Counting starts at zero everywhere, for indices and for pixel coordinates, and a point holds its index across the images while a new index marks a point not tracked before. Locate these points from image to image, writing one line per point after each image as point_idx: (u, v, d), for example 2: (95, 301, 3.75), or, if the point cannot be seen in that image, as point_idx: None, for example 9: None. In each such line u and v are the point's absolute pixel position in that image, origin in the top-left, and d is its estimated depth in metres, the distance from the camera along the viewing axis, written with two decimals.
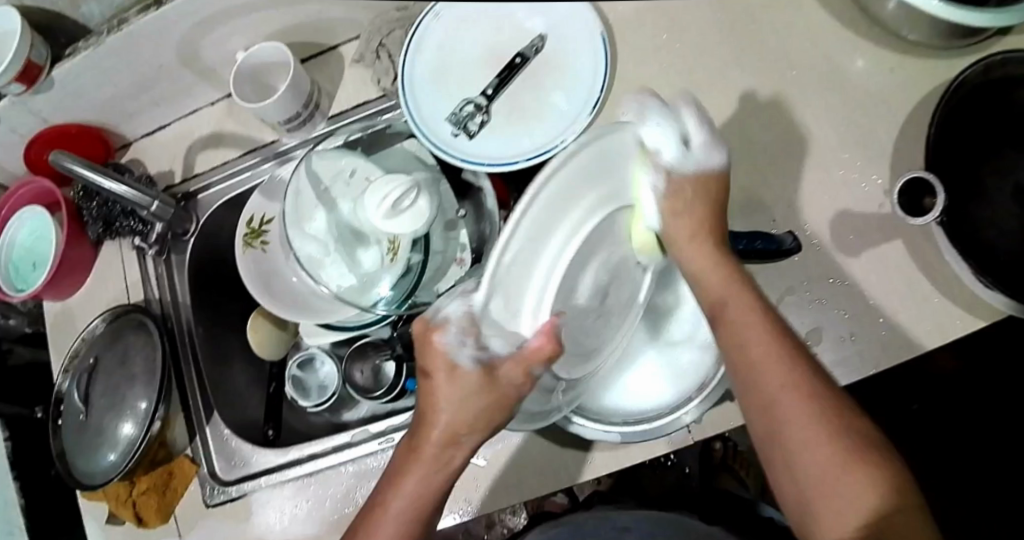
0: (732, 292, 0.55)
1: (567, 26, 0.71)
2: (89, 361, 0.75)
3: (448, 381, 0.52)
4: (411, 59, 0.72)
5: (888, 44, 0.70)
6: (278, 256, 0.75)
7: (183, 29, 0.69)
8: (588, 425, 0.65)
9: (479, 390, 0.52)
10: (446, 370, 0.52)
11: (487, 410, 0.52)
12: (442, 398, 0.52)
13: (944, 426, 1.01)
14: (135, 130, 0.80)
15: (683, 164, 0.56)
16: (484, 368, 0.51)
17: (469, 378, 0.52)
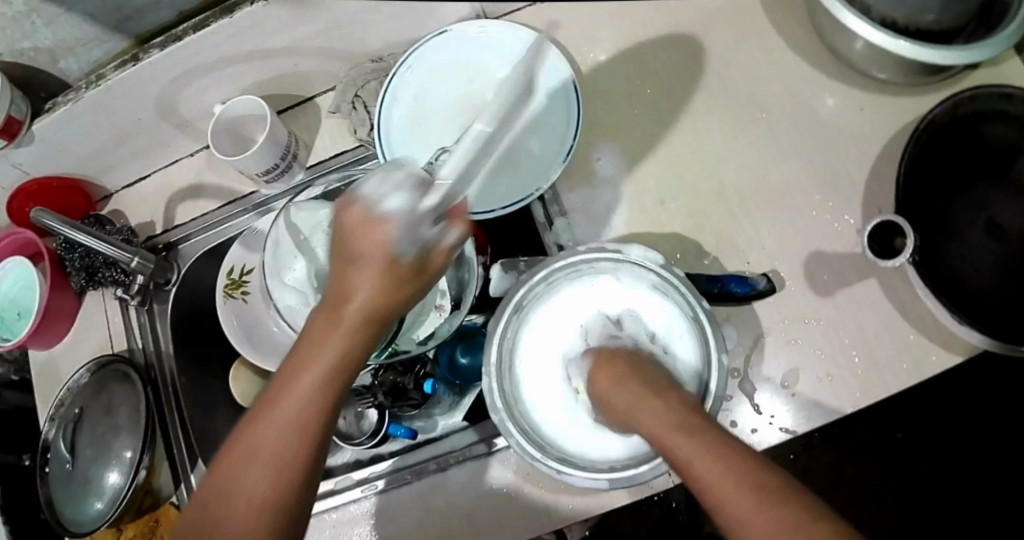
0: (663, 422, 0.51)
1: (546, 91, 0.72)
2: (75, 410, 0.75)
3: (374, 261, 0.46)
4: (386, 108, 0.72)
5: (858, 84, 0.71)
6: (259, 306, 0.75)
7: (162, 83, 0.70)
8: (576, 474, 0.62)
9: (365, 246, 0.46)
10: (342, 221, 0.48)
11: (361, 272, 0.46)
12: (373, 272, 0.45)
13: (926, 458, 0.96)
14: (116, 183, 0.81)
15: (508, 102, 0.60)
16: (373, 217, 0.46)
17: (354, 238, 0.47)
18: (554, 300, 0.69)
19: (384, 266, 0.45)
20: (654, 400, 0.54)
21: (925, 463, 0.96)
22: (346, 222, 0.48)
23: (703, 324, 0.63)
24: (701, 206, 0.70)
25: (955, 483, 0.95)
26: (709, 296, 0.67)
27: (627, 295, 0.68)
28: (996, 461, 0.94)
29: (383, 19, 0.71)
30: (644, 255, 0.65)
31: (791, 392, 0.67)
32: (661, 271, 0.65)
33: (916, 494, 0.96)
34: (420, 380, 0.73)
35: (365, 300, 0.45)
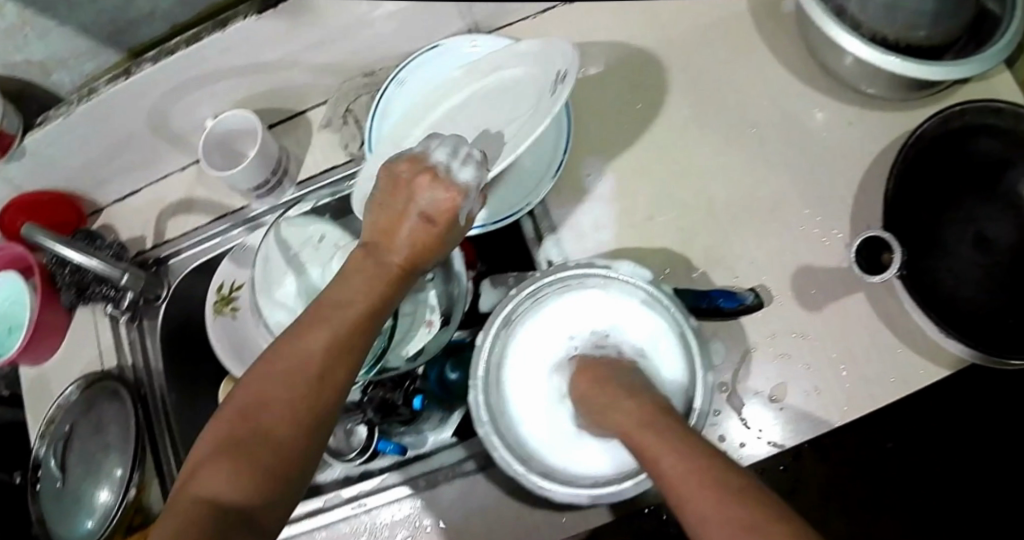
0: (639, 428, 0.55)
1: (558, 87, 0.62)
2: (65, 428, 0.75)
3: (425, 207, 0.52)
4: (377, 127, 0.72)
5: (847, 99, 0.71)
6: (248, 321, 0.74)
7: (154, 97, 0.70)
8: (557, 489, 0.62)
9: (428, 203, 0.52)
10: (399, 174, 0.54)
11: (416, 228, 0.52)
12: (424, 214, 0.52)
13: (925, 467, 0.89)
14: (108, 197, 0.81)
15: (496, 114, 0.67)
16: (437, 182, 0.53)
17: (412, 194, 0.53)
18: (540, 312, 0.69)
19: (438, 213, 0.52)
20: (631, 406, 0.57)
21: (933, 484, 0.89)
22: (405, 178, 0.54)
23: (689, 337, 0.64)
24: (690, 221, 0.71)
25: (959, 514, 0.89)
26: (697, 310, 0.67)
27: (614, 309, 0.68)
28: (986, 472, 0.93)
29: (374, 33, 0.71)
30: (634, 270, 0.66)
31: (779, 406, 0.67)
32: (651, 289, 0.65)
33: (922, 520, 0.89)
34: (410, 396, 0.74)
35: (413, 251, 0.52)
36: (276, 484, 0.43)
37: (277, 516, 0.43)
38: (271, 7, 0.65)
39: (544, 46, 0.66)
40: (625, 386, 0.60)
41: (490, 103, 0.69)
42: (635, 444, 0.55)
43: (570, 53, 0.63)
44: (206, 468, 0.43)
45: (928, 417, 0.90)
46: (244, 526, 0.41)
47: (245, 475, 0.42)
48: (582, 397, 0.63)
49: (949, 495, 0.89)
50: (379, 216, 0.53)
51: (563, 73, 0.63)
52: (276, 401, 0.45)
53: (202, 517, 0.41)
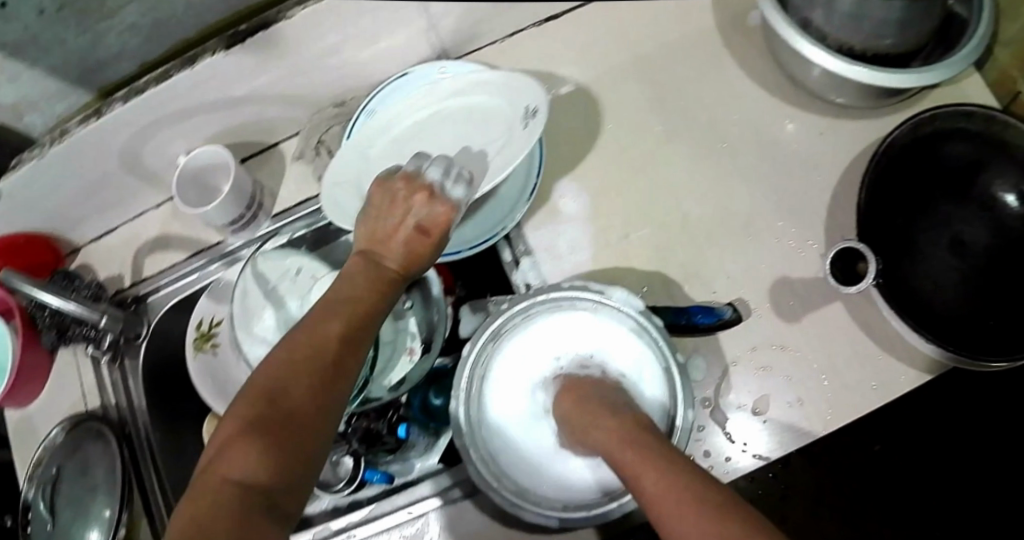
0: (620, 449, 0.55)
1: (530, 124, 0.65)
2: (52, 470, 0.75)
3: (422, 217, 0.54)
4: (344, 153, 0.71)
5: (817, 110, 0.71)
6: (229, 358, 0.75)
7: (126, 136, 0.70)
8: (530, 510, 0.63)
9: (423, 215, 0.54)
10: (395, 189, 0.56)
11: (412, 238, 0.54)
12: (420, 223, 0.54)
13: (912, 468, 0.89)
14: (85, 236, 0.80)
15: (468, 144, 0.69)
16: (431, 196, 0.55)
17: (408, 207, 0.55)
18: (523, 333, 0.69)
19: (433, 222, 0.54)
20: (615, 426, 0.57)
21: (923, 486, 0.89)
22: (399, 192, 0.56)
23: (667, 355, 0.64)
24: (665, 237, 0.71)
25: (953, 516, 0.88)
26: (676, 327, 0.67)
27: (596, 331, 0.68)
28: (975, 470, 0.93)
29: (346, 63, 0.71)
30: (628, 300, 0.65)
31: (762, 418, 0.67)
32: (640, 318, 0.65)
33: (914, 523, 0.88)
34: (394, 424, 0.74)
35: (408, 260, 0.54)
36: (293, 470, 0.43)
37: (294, 502, 0.42)
38: (240, 42, 0.65)
39: (508, 78, 0.69)
40: (610, 407, 0.60)
41: (457, 131, 0.71)
42: (619, 464, 0.55)
43: (539, 92, 0.66)
44: (227, 450, 0.42)
45: (914, 418, 0.90)
46: (266, 509, 0.40)
47: (266, 458, 0.42)
48: (568, 412, 0.63)
49: (940, 496, 0.89)
50: (375, 227, 0.55)
51: (533, 109, 0.66)
52: (293, 388, 0.45)
53: (225, 498, 0.40)
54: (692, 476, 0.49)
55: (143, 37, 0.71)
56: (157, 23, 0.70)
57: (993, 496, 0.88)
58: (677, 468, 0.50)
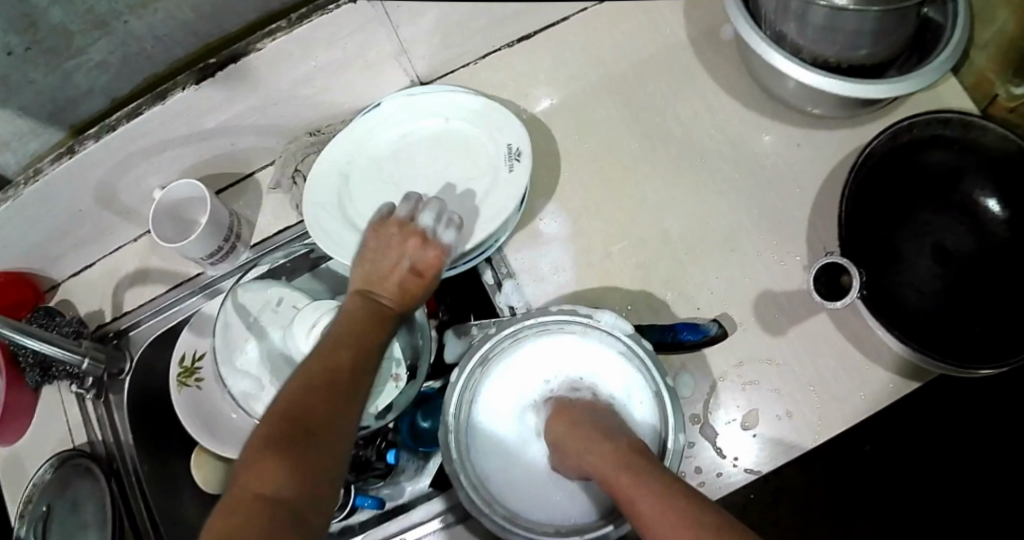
0: (616, 472, 0.55)
1: (514, 165, 0.70)
2: (42, 508, 0.72)
3: (418, 257, 0.58)
4: (319, 175, 0.72)
5: (793, 120, 0.72)
6: (214, 392, 0.75)
7: (100, 172, 0.69)
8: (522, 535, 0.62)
9: (418, 257, 0.58)
10: (390, 233, 0.59)
11: (406, 278, 0.57)
12: (415, 263, 0.57)
13: (903, 468, 0.90)
14: (63, 273, 0.79)
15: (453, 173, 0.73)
16: (425, 239, 0.59)
17: (404, 249, 0.58)
18: (512, 357, 0.68)
19: (428, 262, 0.58)
20: (607, 448, 0.58)
21: (914, 485, 0.90)
22: (395, 235, 0.59)
23: (652, 373, 0.64)
24: (646, 254, 0.71)
25: (945, 513, 0.89)
26: (660, 345, 0.66)
27: (584, 355, 0.68)
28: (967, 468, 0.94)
29: (319, 90, 0.72)
30: (617, 324, 0.65)
31: (752, 433, 0.66)
32: (629, 342, 0.65)
33: (907, 523, 0.89)
34: (383, 450, 0.73)
35: (403, 298, 0.56)
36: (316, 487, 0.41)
37: (320, 520, 0.41)
38: (209, 76, 0.64)
39: (489, 110, 0.72)
40: (602, 429, 0.60)
41: (434, 161, 0.74)
42: (614, 487, 0.55)
43: (520, 132, 0.70)
44: (250, 469, 0.41)
45: (902, 418, 0.91)
46: (294, 527, 0.38)
47: (292, 474, 0.40)
48: (558, 435, 0.63)
49: (932, 495, 0.89)
50: (371, 268, 0.57)
51: (516, 150, 0.70)
52: (313, 408, 0.44)
53: (254, 516, 0.38)
54: (690, 498, 0.49)
55: (113, 73, 0.70)
56: (127, 58, 0.70)
57: (992, 494, 0.88)
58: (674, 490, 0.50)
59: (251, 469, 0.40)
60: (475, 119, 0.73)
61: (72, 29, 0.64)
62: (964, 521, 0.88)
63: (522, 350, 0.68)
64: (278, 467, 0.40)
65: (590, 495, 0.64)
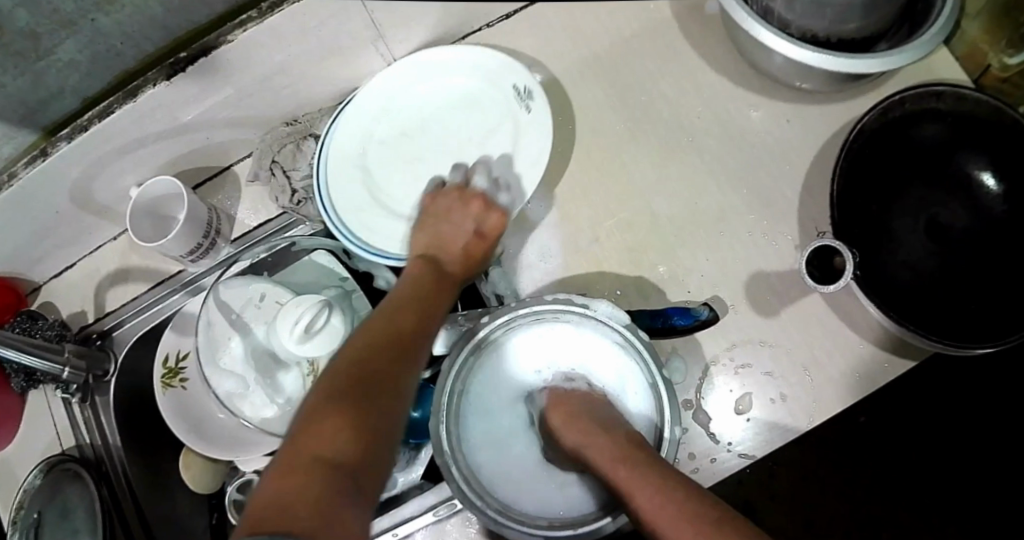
0: (618, 466, 0.55)
1: (530, 105, 0.70)
2: (33, 515, 0.69)
3: (478, 222, 0.63)
4: (327, 159, 0.71)
5: (782, 96, 0.71)
6: (199, 392, 0.74)
7: (76, 172, 0.68)
8: (515, 528, 0.61)
9: (481, 221, 0.63)
10: (450, 199, 0.65)
11: (472, 241, 0.63)
12: (472, 228, 0.63)
13: (899, 444, 0.89)
14: (44, 276, 0.77)
15: (467, 122, 0.72)
16: (486, 204, 0.64)
17: (465, 214, 0.64)
18: (506, 345, 0.66)
19: (489, 225, 0.63)
20: (605, 442, 0.57)
21: (912, 461, 0.89)
22: (455, 201, 0.65)
23: (644, 354, 0.62)
24: (634, 238, 0.69)
25: (942, 488, 0.88)
26: (650, 331, 0.65)
27: (578, 342, 0.66)
28: None
29: (295, 81, 0.70)
30: (613, 314, 0.63)
31: (746, 417, 0.65)
32: (625, 332, 0.63)
33: (906, 500, 0.88)
34: None
35: (467, 259, 0.62)
36: (380, 442, 0.42)
37: (374, 486, 0.41)
38: (181, 71, 0.63)
39: (488, 58, 0.71)
40: (596, 421, 0.60)
41: (442, 122, 0.73)
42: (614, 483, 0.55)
43: (524, 71, 0.71)
44: (314, 421, 0.41)
45: (898, 394, 0.90)
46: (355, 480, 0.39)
47: (356, 435, 0.41)
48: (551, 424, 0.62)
49: (928, 471, 0.88)
50: (435, 237, 0.63)
51: (527, 90, 0.70)
52: (378, 372, 0.46)
53: (317, 476, 0.38)
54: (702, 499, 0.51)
55: (83, 72, 0.68)
56: (96, 56, 0.68)
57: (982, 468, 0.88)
58: (684, 490, 0.51)
59: (309, 433, 0.41)
60: (476, 68, 0.72)
61: (40, 31, 0.62)
62: (959, 496, 0.88)
63: (518, 338, 0.66)
64: (341, 424, 0.41)
65: (585, 486, 0.64)
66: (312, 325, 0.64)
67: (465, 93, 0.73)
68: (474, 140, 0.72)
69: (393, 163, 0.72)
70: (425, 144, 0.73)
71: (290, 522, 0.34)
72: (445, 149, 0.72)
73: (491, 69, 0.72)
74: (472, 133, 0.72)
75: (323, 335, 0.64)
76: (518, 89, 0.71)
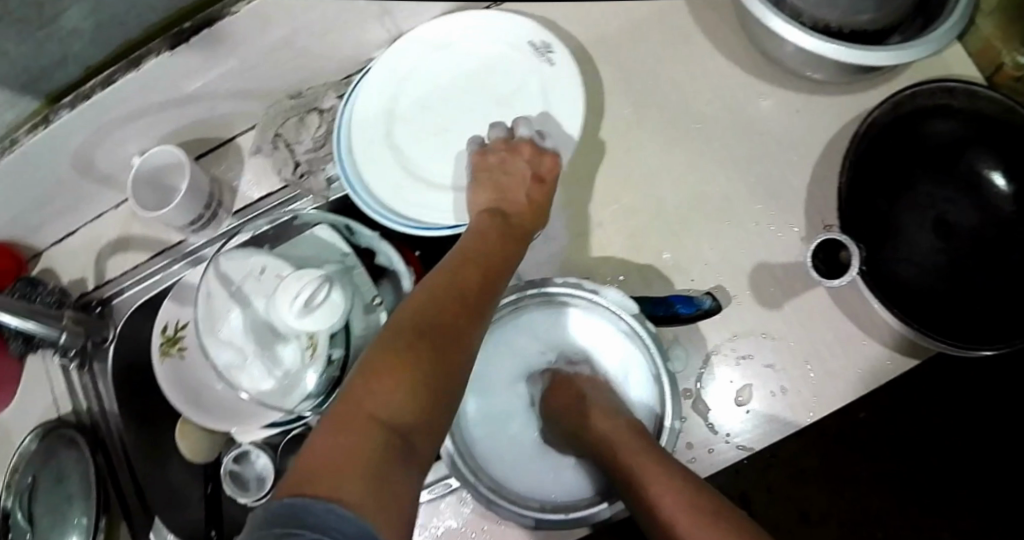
0: (624, 452, 0.55)
1: (552, 57, 0.70)
2: (28, 478, 0.71)
3: (528, 173, 0.62)
4: (346, 128, 0.71)
5: (794, 86, 0.70)
6: (198, 362, 0.74)
7: (80, 139, 0.67)
8: (507, 507, 0.61)
9: (536, 164, 0.62)
10: (498, 153, 0.64)
11: (530, 187, 0.61)
12: (526, 177, 0.61)
13: (899, 440, 0.89)
14: (45, 242, 0.77)
15: (485, 80, 0.72)
16: (537, 148, 0.63)
17: (519, 162, 0.62)
18: (515, 324, 0.66)
19: (545, 169, 0.62)
20: (613, 431, 0.57)
21: (911, 457, 0.89)
22: (504, 154, 0.63)
23: (647, 342, 0.63)
24: (639, 224, 0.69)
25: (939, 486, 0.88)
26: (652, 319, 0.65)
27: (583, 326, 0.66)
28: None
29: (301, 53, 0.70)
30: (620, 302, 0.63)
31: (746, 408, 0.65)
32: (633, 321, 0.63)
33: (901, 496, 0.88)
34: None
35: (529, 204, 0.61)
36: (432, 405, 0.41)
37: (425, 446, 0.40)
38: (184, 41, 0.63)
39: (498, 17, 0.71)
40: (603, 410, 0.59)
41: (460, 85, 0.72)
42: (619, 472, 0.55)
43: (535, 27, 0.70)
44: (369, 379, 0.40)
45: (899, 391, 0.90)
46: (404, 444, 0.38)
47: (409, 397, 0.40)
48: (554, 406, 0.62)
49: (927, 469, 0.89)
50: (492, 190, 0.61)
51: (545, 44, 0.70)
52: (437, 328, 0.45)
53: (370, 435, 0.37)
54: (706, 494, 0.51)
55: (87, 41, 0.68)
56: (101, 23, 0.67)
57: (979, 466, 0.88)
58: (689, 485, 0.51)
59: (364, 385, 0.40)
60: (488, 28, 0.72)
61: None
62: (957, 495, 0.88)
63: (526, 318, 0.66)
64: (394, 386, 0.40)
65: (581, 470, 0.63)
66: (310, 299, 0.63)
67: (483, 53, 0.72)
68: (495, 97, 0.71)
69: (413, 126, 0.72)
70: (442, 107, 0.72)
71: (340, 484, 0.34)
72: (464, 110, 0.72)
73: (504, 27, 0.71)
74: (489, 95, 0.72)
75: (321, 309, 0.64)
76: (535, 47, 0.70)
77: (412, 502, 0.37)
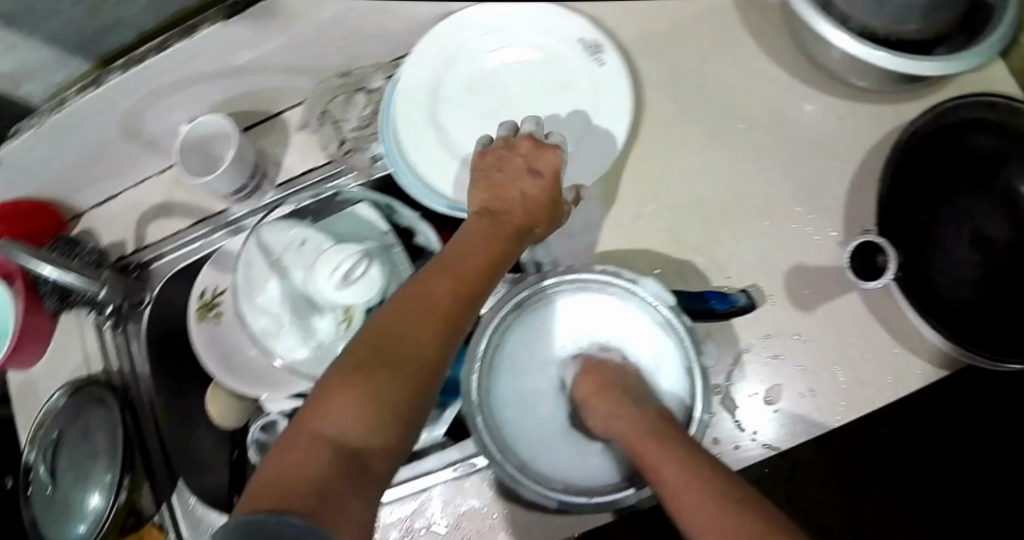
0: (647, 439, 0.55)
1: (601, 57, 0.71)
2: (54, 433, 0.73)
3: (524, 170, 0.57)
4: (392, 110, 0.72)
5: (837, 92, 0.71)
6: (233, 328, 0.74)
7: (131, 101, 0.69)
8: (530, 487, 0.61)
9: (534, 160, 0.58)
10: (497, 152, 0.59)
11: (528, 183, 0.56)
12: (523, 177, 0.57)
13: (912, 453, 0.94)
14: (88, 202, 0.79)
15: (533, 71, 0.73)
16: (538, 143, 0.58)
17: (516, 159, 0.58)
18: (552, 309, 0.67)
19: (542, 165, 0.57)
20: (637, 418, 0.58)
21: (923, 472, 0.94)
22: (503, 151, 0.59)
23: (682, 334, 0.63)
24: (677, 220, 0.70)
25: (949, 498, 0.93)
26: (689, 313, 0.65)
27: (620, 315, 0.67)
28: (998, 465, 0.92)
29: (352, 32, 0.71)
30: (658, 293, 0.63)
31: (774, 408, 0.65)
32: (670, 314, 0.63)
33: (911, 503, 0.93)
34: None
35: (530, 203, 0.56)
36: (394, 426, 0.41)
37: (388, 467, 0.41)
38: (239, 13, 0.65)
39: (550, 11, 0.72)
40: (630, 399, 0.60)
41: (507, 74, 0.73)
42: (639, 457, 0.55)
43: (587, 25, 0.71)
44: (329, 396, 0.41)
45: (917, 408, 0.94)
46: (358, 467, 0.38)
47: (366, 419, 0.40)
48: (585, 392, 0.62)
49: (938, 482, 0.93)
50: (485, 188, 0.57)
51: (596, 43, 0.71)
52: (403, 348, 0.43)
53: (318, 454, 0.38)
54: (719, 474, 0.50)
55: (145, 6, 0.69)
56: None
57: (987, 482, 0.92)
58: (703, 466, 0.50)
59: (323, 404, 0.41)
60: (539, 19, 0.73)
61: None
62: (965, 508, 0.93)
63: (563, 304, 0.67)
64: (352, 406, 0.40)
65: (609, 457, 0.64)
66: (349, 272, 0.64)
67: (532, 43, 0.73)
68: (542, 88, 0.73)
69: (458, 112, 0.73)
70: (488, 94, 0.73)
71: (287, 502, 0.35)
72: (510, 98, 0.73)
73: (556, 20, 0.72)
74: (535, 85, 0.73)
75: (359, 281, 0.64)
76: (586, 41, 0.71)
77: (368, 523, 0.37)
